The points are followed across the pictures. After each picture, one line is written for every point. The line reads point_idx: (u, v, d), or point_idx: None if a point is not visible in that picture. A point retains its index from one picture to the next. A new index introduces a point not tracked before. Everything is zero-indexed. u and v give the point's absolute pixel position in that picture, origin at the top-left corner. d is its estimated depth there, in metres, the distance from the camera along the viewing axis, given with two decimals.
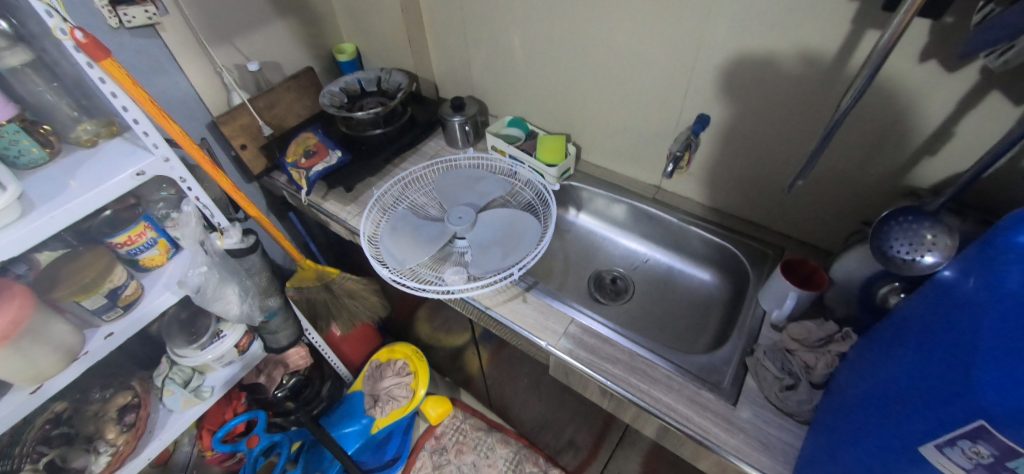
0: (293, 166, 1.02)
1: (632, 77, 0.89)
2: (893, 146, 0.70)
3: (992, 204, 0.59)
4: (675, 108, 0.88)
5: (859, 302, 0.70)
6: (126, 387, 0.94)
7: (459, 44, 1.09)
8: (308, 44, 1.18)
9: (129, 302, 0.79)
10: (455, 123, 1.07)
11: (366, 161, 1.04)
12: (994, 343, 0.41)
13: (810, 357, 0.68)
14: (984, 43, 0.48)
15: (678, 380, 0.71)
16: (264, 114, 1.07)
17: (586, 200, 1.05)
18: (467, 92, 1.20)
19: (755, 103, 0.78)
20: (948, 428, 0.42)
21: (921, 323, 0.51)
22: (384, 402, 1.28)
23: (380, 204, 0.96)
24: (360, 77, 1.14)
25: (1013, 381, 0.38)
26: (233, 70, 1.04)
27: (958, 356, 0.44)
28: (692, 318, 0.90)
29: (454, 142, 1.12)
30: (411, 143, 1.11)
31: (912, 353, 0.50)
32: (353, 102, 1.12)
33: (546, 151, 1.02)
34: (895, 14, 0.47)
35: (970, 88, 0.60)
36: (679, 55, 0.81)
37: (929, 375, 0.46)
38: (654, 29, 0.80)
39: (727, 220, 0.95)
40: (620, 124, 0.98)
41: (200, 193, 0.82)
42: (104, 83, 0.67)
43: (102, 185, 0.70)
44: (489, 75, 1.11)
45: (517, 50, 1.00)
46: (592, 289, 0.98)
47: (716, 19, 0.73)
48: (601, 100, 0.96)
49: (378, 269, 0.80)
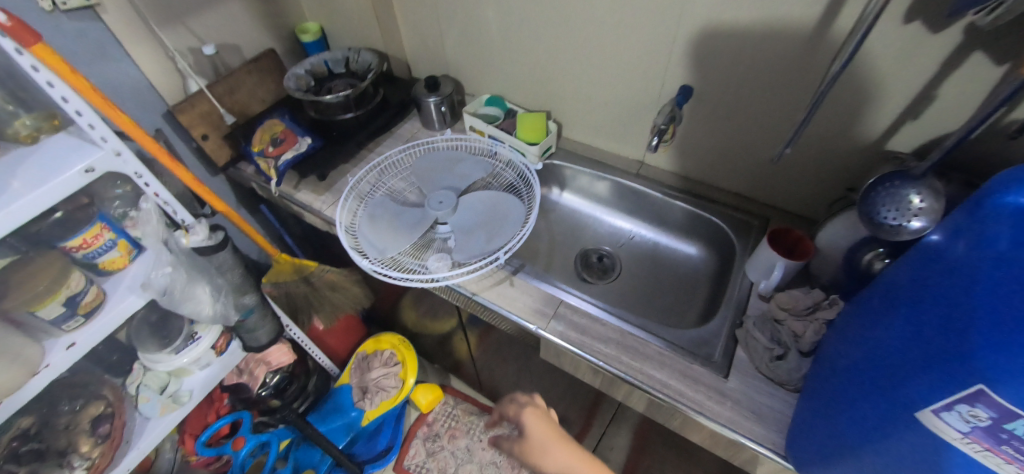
0: (260, 155, 0.96)
1: (612, 49, 0.86)
2: (876, 111, 0.70)
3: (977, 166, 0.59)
4: (656, 80, 0.85)
5: (844, 269, 0.70)
6: (97, 397, 0.90)
7: (430, 20, 1.04)
8: (267, 24, 1.10)
9: (91, 308, 0.74)
10: (431, 103, 1.03)
11: (338, 146, 0.99)
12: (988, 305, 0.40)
13: (799, 325, 0.68)
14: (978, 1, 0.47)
15: (670, 356, 0.71)
16: (224, 101, 1.00)
17: (569, 179, 1.03)
18: (441, 71, 1.15)
19: (737, 74, 0.77)
20: (947, 393, 0.41)
21: (910, 288, 0.51)
22: (372, 393, 1.26)
23: (356, 191, 0.92)
24: (326, 58, 1.08)
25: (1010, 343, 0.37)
26: (187, 54, 0.96)
27: (951, 320, 0.43)
28: (680, 293, 0.90)
29: (430, 123, 1.07)
30: (385, 126, 1.06)
31: (902, 318, 0.50)
32: (321, 85, 1.06)
33: (526, 130, 0.99)
34: None
35: (954, 49, 0.59)
36: (659, 25, 0.78)
37: (922, 340, 0.45)
38: None
39: (712, 192, 0.94)
40: (601, 98, 0.95)
41: (158, 188, 0.77)
42: (38, 72, 0.61)
43: (46, 184, 0.64)
44: (463, 52, 1.06)
45: (492, 23, 0.96)
46: (579, 268, 0.96)
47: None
48: (581, 74, 0.93)
49: (358, 260, 0.76)
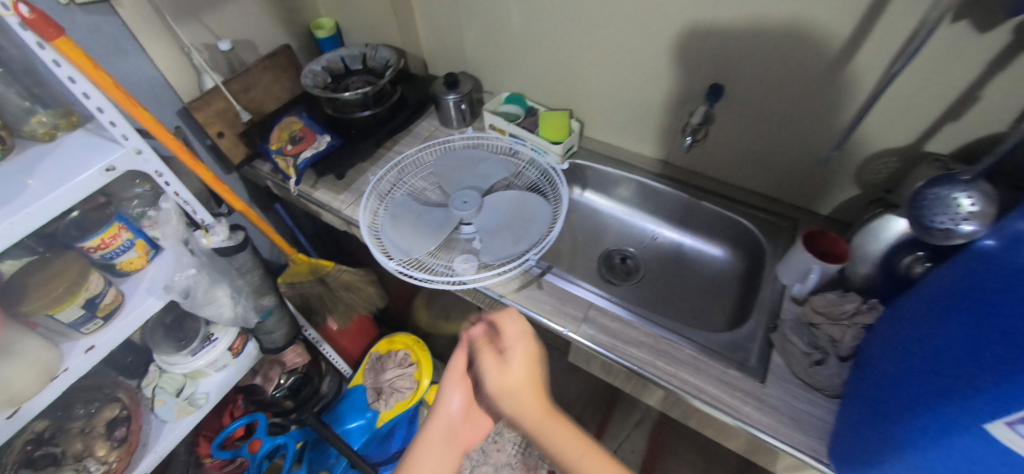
0: (279, 153, 0.95)
1: (639, 47, 0.84)
2: (914, 112, 0.68)
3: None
4: (684, 79, 0.84)
5: (880, 274, 0.70)
6: (112, 400, 0.88)
7: (449, 16, 1.02)
8: (282, 19, 1.08)
9: (110, 310, 0.72)
10: (450, 101, 1.01)
11: (356, 144, 0.96)
12: None
13: (835, 330, 0.67)
14: None
15: (705, 360, 0.69)
16: (240, 98, 0.98)
17: (591, 179, 1.02)
18: (459, 68, 1.13)
19: (770, 74, 0.75)
20: (1016, 405, 0.39)
21: (968, 294, 0.49)
22: (386, 394, 1.24)
23: (377, 191, 0.90)
24: (342, 54, 1.06)
25: None
26: (203, 50, 0.94)
27: (1013, 326, 0.41)
28: (707, 295, 0.89)
29: (448, 121, 1.06)
30: (403, 124, 1.04)
31: (958, 325, 0.48)
32: (338, 82, 1.04)
33: (550, 128, 0.97)
34: None
35: (1001, 49, 0.58)
36: (691, 23, 0.76)
37: (984, 348, 0.44)
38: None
39: (738, 193, 0.93)
40: (625, 98, 0.93)
41: (179, 187, 0.75)
42: (60, 67, 0.59)
43: (68, 183, 0.62)
44: (483, 49, 1.04)
45: (514, 20, 0.94)
46: (602, 270, 0.95)
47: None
48: (605, 72, 0.91)
49: (384, 262, 0.74)
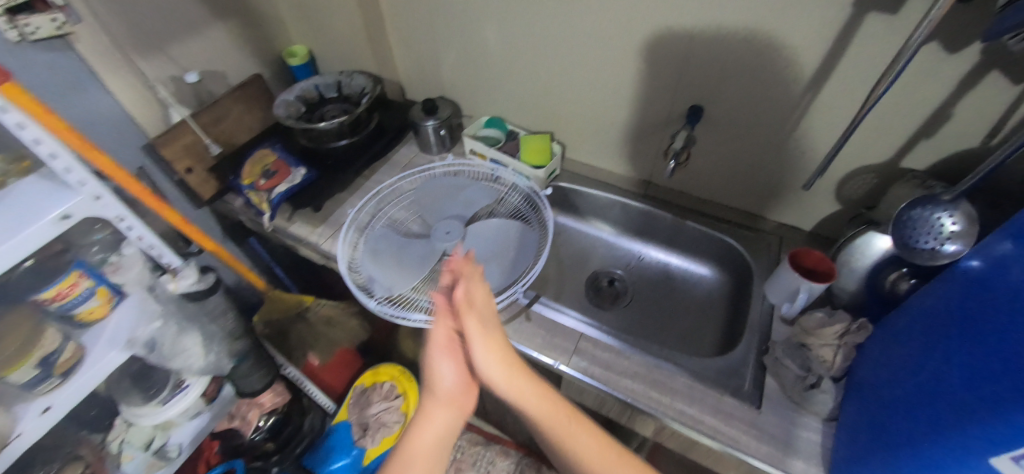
0: (251, 188, 0.92)
1: (617, 71, 0.84)
2: (890, 130, 0.69)
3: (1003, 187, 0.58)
4: (662, 102, 0.84)
5: (867, 290, 0.70)
6: (74, 459, 0.82)
7: (426, 42, 1.01)
8: (253, 49, 1.06)
9: (68, 367, 0.67)
10: (429, 128, 0.99)
11: (334, 176, 0.94)
12: None
13: (827, 351, 0.66)
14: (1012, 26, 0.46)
15: (699, 389, 0.68)
16: (209, 131, 0.95)
17: (574, 201, 1.01)
18: (437, 92, 1.12)
19: (748, 97, 0.75)
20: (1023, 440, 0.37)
21: (960, 318, 0.48)
22: (373, 430, 1.13)
23: (356, 223, 0.87)
24: (316, 82, 1.03)
25: None
26: (168, 83, 0.91)
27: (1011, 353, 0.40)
28: (697, 316, 0.88)
29: (428, 147, 1.04)
30: (381, 152, 1.02)
31: (952, 351, 0.47)
32: (313, 111, 1.01)
33: (532, 152, 0.96)
34: None
35: (970, 69, 0.59)
36: (667, 48, 0.76)
37: (982, 375, 0.42)
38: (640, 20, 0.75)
39: (722, 212, 0.93)
40: (605, 120, 0.93)
41: (142, 231, 0.72)
42: (8, 113, 0.55)
43: (20, 234, 0.57)
44: (460, 74, 1.03)
45: (491, 45, 0.93)
46: (591, 294, 0.93)
47: (707, 10, 0.69)
48: (584, 94, 0.91)
49: (366, 301, 0.71)
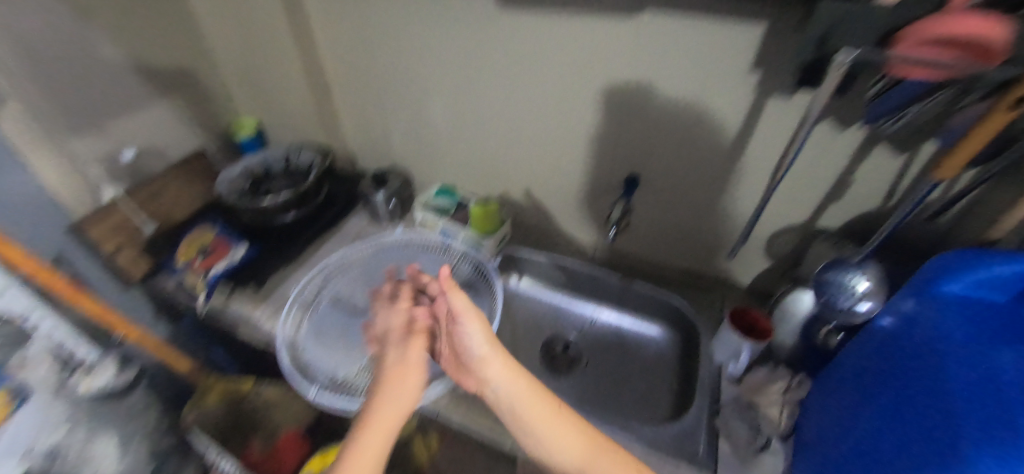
0: (186, 267, 0.89)
1: (558, 144, 0.87)
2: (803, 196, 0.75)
3: (904, 248, 0.64)
4: (602, 171, 0.88)
5: (804, 346, 0.72)
6: None
7: (375, 117, 1.03)
8: (197, 124, 1.05)
9: None
10: (379, 199, 1.00)
11: (281, 252, 0.93)
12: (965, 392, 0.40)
13: (773, 409, 0.69)
14: (882, 113, 0.52)
15: (655, 459, 0.66)
16: (143, 207, 0.91)
17: (526, 266, 1.02)
18: (387, 163, 1.13)
19: (679, 168, 0.80)
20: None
21: (881, 377, 0.51)
22: None
23: (300, 299, 0.83)
24: (264, 156, 1.03)
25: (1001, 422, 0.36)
26: (101, 160, 0.87)
27: (932, 407, 0.42)
28: (650, 377, 0.88)
29: (378, 218, 1.03)
30: (329, 224, 1.01)
31: (880, 409, 0.49)
32: (257, 185, 0.99)
33: (479, 222, 0.96)
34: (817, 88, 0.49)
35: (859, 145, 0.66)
36: (602, 126, 0.81)
37: (909, 429, 0.43)
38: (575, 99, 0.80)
39: (666, 271, 0.97)
40: (551, 188, 0.97)
41: (54, 325, 0.70)
42: None
43: None
44: (409, 146, 1.06)
45: (438, 120, 0.97)
46: (546, 361, 0.91)
47: (632, 93, 0.74)
48: (529, 164, 0.95)
49: (305, 387, 0.67)
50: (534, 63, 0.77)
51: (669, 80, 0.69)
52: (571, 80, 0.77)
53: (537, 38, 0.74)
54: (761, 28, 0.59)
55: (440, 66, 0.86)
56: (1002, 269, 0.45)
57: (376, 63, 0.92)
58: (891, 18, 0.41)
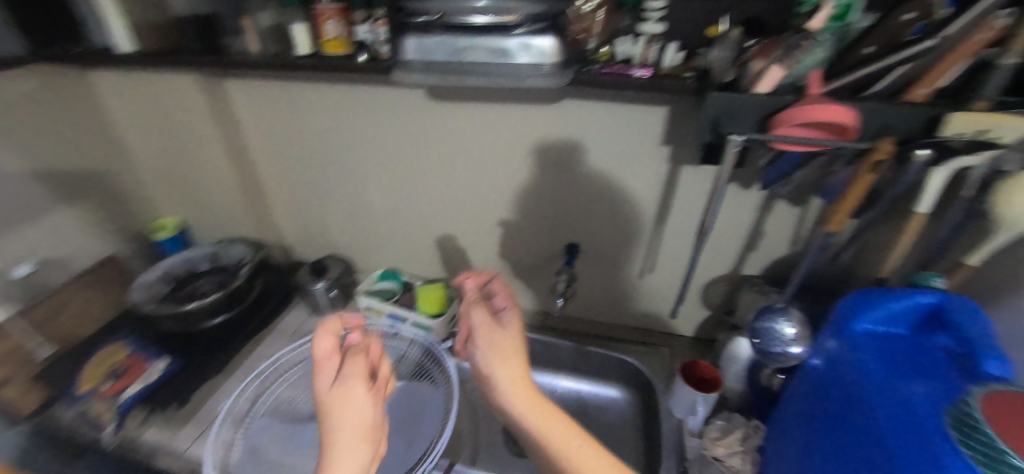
0: (90, 394, 0.75)
1: (498, 219, 0.90)
2: (730, 252, 0.80)
3: (821, 292, 0.69)
4: (543, 242, 0.90)
5: (749, 388, 0.76)
6: None
7: (309, 205, 1.01)
8: (110, 229, 0.97)
9: None
10: (319, 290, 0.96)
11: (208, 359, 0.84)
12: (891, 422, 0.44)
13: (734, 459, 0.70)
14: (774, 178, 0.60)
15: None
16: (40, 329, 0.81)
17: None
18: (325, 250, 1.09)
19: (614, 232, 0.84)
20: None
21: (824, 418, 0.54)
22: None
23: (232, 415, 0.74)
24: (189, 256, 0.97)
25: (920, 451, 0.39)
26: None
27: (871, 444, 0.45)
28: (616, 444, 0.86)
29: (319, 309, 0.98)
30: (264, 321, 0.94)
31: (829, 449, 0.51)
32: (180, 287, 0.92)
33: (430, 303, 0.95)
34: (719, 163, 0.55)
35: (766, 205, 0.72)
36: (537, 200, 0.85)
37: (857, 468, 0.46)
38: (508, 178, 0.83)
39: (617, 331, 0.97)
40: (495, 261, 0.97)
41: None
42: None
43: None
44: (348, 231, 1.03)
45: (376, 204, 0.96)
46: (509, 442, 0.87)
47: (562, 168, 0.79)
48: (471, 240, 0.96)
49: None
50: (468, 145, 0.81)
51: (594, 155, 0.75)
52: (505, 158, 0.81)
53: (469, 124, 0.79)
54: (665, 108, 0.67)
55: (375, 152, 0.87)
56: (899, 304, 0.50)
57: (308, 154, 0.91)
58: (766, 106, 0.48)
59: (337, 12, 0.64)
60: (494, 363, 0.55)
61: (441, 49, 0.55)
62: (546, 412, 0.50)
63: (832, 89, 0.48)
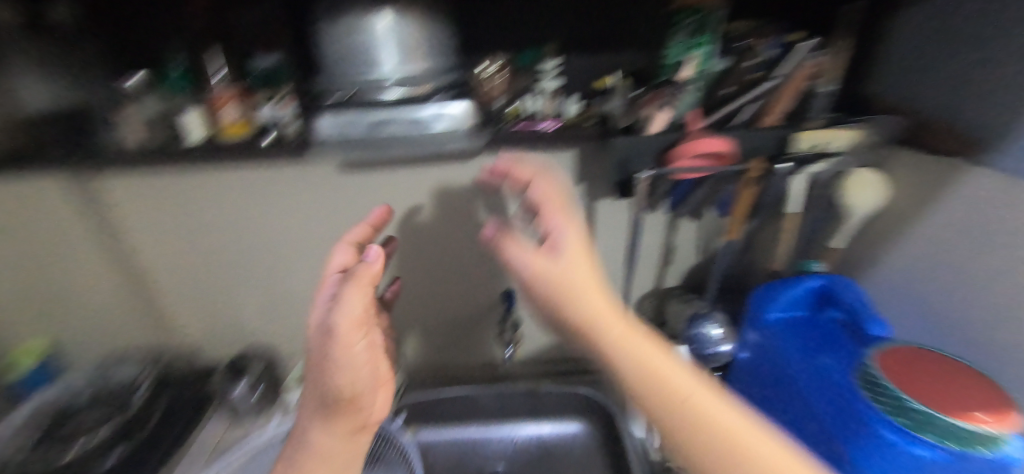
0: None
1: (431, 277, 0.87)
2: (653, 268, 0.87)
3: (735, 290, 0.77)
4: (481, 292, 0.89)
5: None
6: None
7: (214, 299, 0.90)
8: None
9: None
10: (239, 394, 0.85)
11: None
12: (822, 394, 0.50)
13: None
14: (678, 202, 0.67)
15: None
16: None
17: (431, 410, 0.93)
18: (238, 345, 0.97)
19: None
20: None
21: (767, 403, 0.59)
22: None
23: None
24: (66, 389, 0.82)
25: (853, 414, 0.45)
26: None
27: (815, 418, 0.51)
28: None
29: (241, 417, 0.86)
30: (172, 447, 0.77)
31: (781, 431, 0.57)
32: (57, 429, 0.76)
33: None
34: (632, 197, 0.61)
35: (675, 221, 0.81)
36: (468, 252, 0.85)
37: (811, 443, 0.51)
38: (436, 234, 0.83)
39: (566, 365, 0.98)
40: (434, 321, 0.93)
41: None
42: None
43: None
44: (264, 320, 0.93)
45: (295, 284, 0.89)
46: None
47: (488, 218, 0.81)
48: (406, 304, 0.91)
49: None
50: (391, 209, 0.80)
51: (516, 201, 0.78)
52: (428, 218, 0.81)
53: (390, 189, 0.78)
54: (572, 152, 0.74)
55: (288, 231, 0.82)
56: (794, 291, 0.59)
57: (209, 245, 0.83)
58: (661, 143, 0.56)
59: (233, 97, 0.62)
60: (564, 298, 0.39)
61: (355, 125, 0.56)
62: (643, 368, 0.36)
63: (710, 122, 0.57)
